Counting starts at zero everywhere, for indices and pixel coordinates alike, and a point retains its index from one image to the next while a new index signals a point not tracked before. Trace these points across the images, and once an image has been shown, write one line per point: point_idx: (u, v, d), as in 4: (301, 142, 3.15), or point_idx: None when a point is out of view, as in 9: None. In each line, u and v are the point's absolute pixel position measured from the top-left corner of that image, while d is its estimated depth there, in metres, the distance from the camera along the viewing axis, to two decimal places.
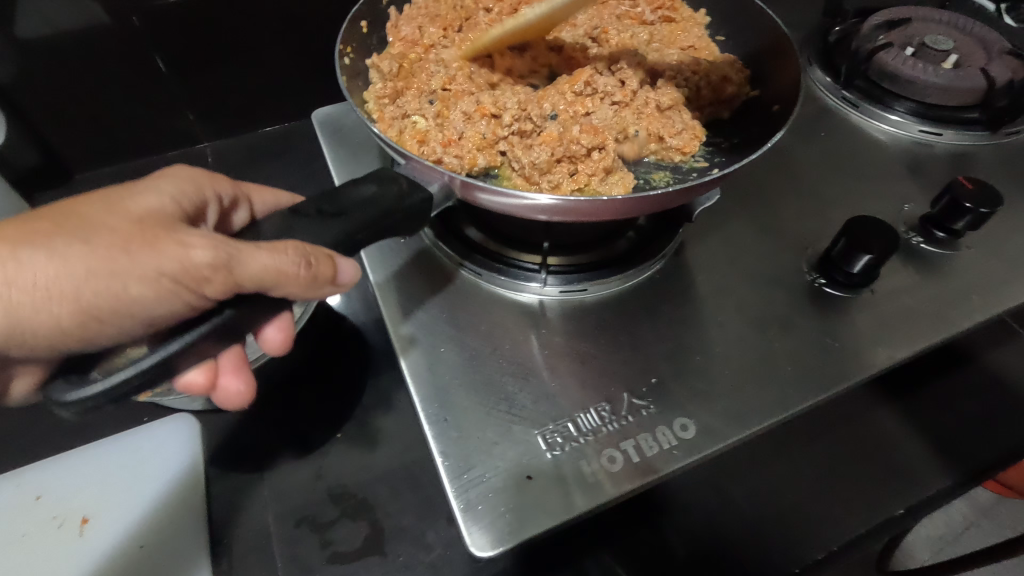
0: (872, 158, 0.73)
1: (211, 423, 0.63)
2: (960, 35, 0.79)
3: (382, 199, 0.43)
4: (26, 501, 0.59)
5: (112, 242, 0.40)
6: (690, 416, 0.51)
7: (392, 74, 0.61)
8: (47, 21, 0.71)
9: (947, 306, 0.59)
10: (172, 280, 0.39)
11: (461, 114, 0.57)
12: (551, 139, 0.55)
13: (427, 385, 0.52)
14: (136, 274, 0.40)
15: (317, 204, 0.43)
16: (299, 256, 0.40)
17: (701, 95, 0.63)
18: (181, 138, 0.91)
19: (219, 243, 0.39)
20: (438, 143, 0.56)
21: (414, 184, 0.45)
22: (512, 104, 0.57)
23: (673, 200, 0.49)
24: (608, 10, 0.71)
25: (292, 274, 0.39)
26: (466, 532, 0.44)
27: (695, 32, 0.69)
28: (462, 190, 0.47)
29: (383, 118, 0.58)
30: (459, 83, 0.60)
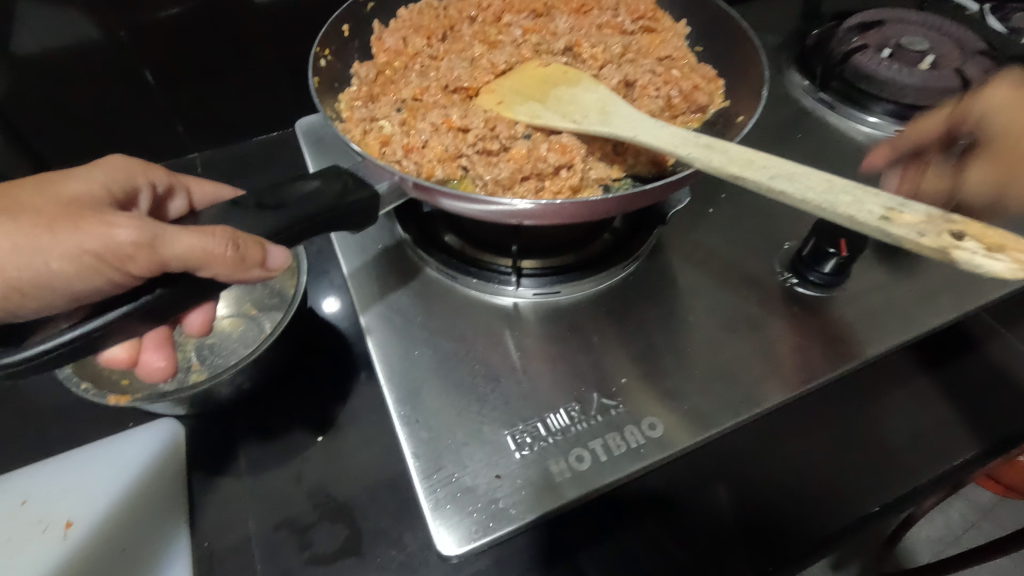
0: (848, 159, 0.74)
1: (194, 427, 0.64)
2: (936, 35, 0.80)
3: (322, 194, 0.45)
4: (12, 506, 0.60)
5: (39, 222, 0.44)
6: (660, 415, 0.52)
7: (369, 80, 0.64)
8: (38, 37, 0.73)
9: (919, 305, 0.59)
10: (96, 258, 0.42)
11: (429, 125, 0.58)
12: (519, 157, 0.56)
13: (400, 387, 0.53)
14: (65, 254, 0.42)
15: (257, 198, 0.45)
16: (226, 237, 0.41)
17: (676, 104, 0.62)
18: (171, 149, 0.92)
19: (146, 225, 0.42)
20: (399, 148, 0.57)
21: (358, 180, 0.47)
22: (480, 121, 0.57)
23: (639, 204, 0.50)
24: (587, 20, 0.69)
25: (221, 255, 0.41)
26: (434, 530, 0.45)
27: (674, 43, 0.68)
28: (418, 192, 0.49)
29: (351, 119, 0.60)
30: (431, 93, 0.62)
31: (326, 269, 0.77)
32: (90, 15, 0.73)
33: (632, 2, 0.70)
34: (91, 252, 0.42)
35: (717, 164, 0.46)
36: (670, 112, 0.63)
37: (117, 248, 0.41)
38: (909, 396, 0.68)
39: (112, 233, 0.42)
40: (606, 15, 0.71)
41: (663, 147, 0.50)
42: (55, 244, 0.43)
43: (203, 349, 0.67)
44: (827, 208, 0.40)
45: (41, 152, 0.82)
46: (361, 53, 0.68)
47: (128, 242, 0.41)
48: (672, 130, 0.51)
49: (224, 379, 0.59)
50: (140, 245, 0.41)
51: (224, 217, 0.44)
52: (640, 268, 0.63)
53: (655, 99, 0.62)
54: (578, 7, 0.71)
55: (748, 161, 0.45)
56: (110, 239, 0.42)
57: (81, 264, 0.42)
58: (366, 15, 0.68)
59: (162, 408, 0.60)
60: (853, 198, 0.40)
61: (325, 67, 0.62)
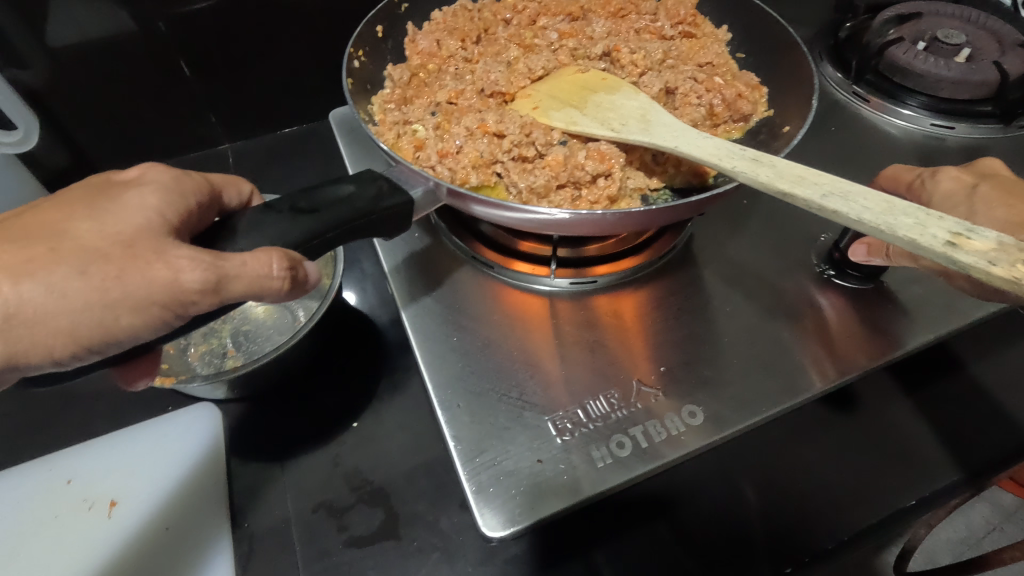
0: (882, 152, 0.73)
1: (231, 411, 0.65)
2: (972, 30, 0.79)
3: (356, 200, 0.44)
4: (58, 485, 0.62)
5: (106, 269, 0.39)
6: (700, 403, 0.52)
7: (403, 83, 0.64)
8: (79, 28, 0.74)
9: (959, 298, 0.59)
10: (162, 306, 0.39)
11: (464, 129, 0.58)
12: (556, 164, 0.55)
13: (440, 373, 0.54)
14: (134, 307, 0.39)
15: (291, 201, 0.42)
16: (284, 269, 0.39)
17: (718, 113, 0.62)
18: (203, 140, 0.94)
19: (208, 262, 0.39)
20: (434, 153, 0.57)
21: (394, 187, 0.46)
22: (515, 128, 0.57)
23: (677, 215, 0.50)
24: (626, 25, 0.70)
25: (277, 287, 0.40)
26: (478, 512, 0.45)
27: (715, 49, 0.68)
28: (452, 199, 0.49)
29: (384, 122, 0.61)
30: (467, 97, 0.62)
31: (358, 259, 0.78)
32: (131, 6, 0.75)
33: (672, 5, 0.70)
34: (160, 302, 0.39)
35: (763, 178, 0.45)
36: (713, 121, 0.62)
37: (183, 296, 0.39)
38: (943, 391, 0.68)
39: (180, 281, 0.39)
40: (645, 20, 0.71)
41: (706, 158, 0.50)
42: (124, 295, 0.39)
43: (238, 335, 0.68)
44: (886, 229, 0.39)
45: (80, 142, 0.84)
46: (394, 54, 0.68)
47: (195, 292, 0.39)
48: (717, 140, 0.51)
49: (263, 363, 0.59)
50: (207, 294, 0.39)
51: (257, 221, 0.42)
52: (675, 259, 0.63)
53: (699, 106, 0.62)
54: (616, 10, 0.71)
55: (799, 177, 0.44)
56: (179, 289, 0.39)
57: (148, 316, 0.40)
58: (400, 15, 0.69)
59: (204, 391, 0.62)
60: (915, 222, 0.39)
61: (358, 68, 0.63)
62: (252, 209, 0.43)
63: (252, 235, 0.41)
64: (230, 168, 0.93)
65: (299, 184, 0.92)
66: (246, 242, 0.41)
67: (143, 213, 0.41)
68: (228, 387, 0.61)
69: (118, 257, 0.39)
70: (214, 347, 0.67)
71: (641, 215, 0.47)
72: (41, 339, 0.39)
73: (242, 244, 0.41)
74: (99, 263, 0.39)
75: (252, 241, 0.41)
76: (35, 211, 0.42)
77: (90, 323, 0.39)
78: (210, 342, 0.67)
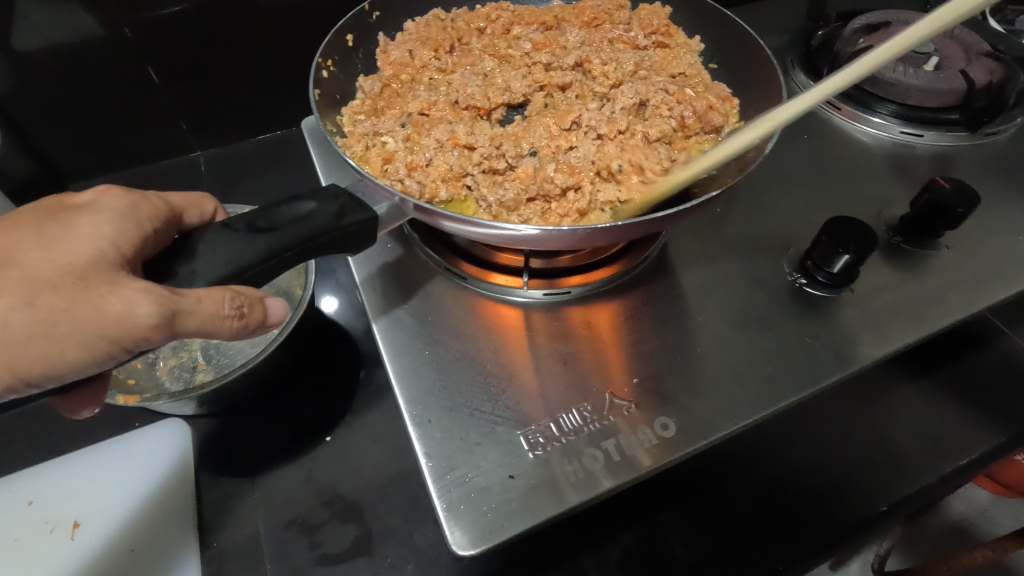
0: (854, 159, 0.74)
1: (200, 427, 0.64)
2: (939, 38, 0.80)
3: (318, 218, 0.42)
4: (18, 507, 0.60)
5: (54, 301, 0.38)
6: (672, 415, 0.52)
7: (373, 94, 0.64)
8: (40, 35, 0.72)
9: (927, 305, 0.60)
10: (105, 329, 0.38)
11: (434, 142, 0.59)
12: (524, 176, 0.56)
13: (412, 388, 0.53)
14: (82, 341, 0.38)
15: (248, 219, 0.41)
16: (234, 308, 0.40)
17: (689, 125, 0.61)
18: (174, 148, 0.92)
19: (163, 295, 0.38)
20: (403, 167, 0.57)
21: (357, 202, 0.45)
22: (485, 140, 0.58)
23: (649, 228, 0.50)
24: (600, 35, 0.70)
25: (228, 325, 0.40)
26: (448, 530, 0.45)
27: (687, 59, 0.68)
28: (419, 213, 0.48)
29: (352, 134, 0.60)
30: (440, 109, 0.62)
31: (333, 268, 0.77)
32: (93, 13, 0.73)
33: (646, 15, 0.71)
34: (111, 338, 0.38)
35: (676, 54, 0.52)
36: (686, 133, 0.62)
37: (136, 331, 0.37)
38: None
39: (132, 316, 0.37)
40: (618, 29, 0.71)
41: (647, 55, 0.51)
42: (67, 318, 0.37)
43: (208, 349, 0.66)
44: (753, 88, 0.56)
45: (45, 150, 0.82)
46: (365, 64, 0.67)
47: (148, 328, 0.37)
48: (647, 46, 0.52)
49: (231, 380, 0.58)
50: (160, 329, 0.37)
51: (214, 240, 0.41)
52: (649, 268, 0.63)
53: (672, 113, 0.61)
54: (590, 20, 0.71)
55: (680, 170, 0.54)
56: (131, 324, 0.37)
57: (95, 351, 0.38)
58: (372, 23, 0.68)
59: (172, 407, 0.60)
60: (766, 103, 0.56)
61: (327, 79, 0.62)
62: (212, 225, 0.42)
63: (210, 253, 0.40)
64: (202, 176, 0.92)
65: (273, 192, 0.90)
66: (203, 261, 0.40)
67: (98, 234, 0.40)
68: (195, 403, 0.59)
69: (68, 288, 0.38)
70: (183, 361, 0.66)
71: (612, 229, 0.47)
72: None
73: (199, 264, 0.40)
74: (47, 294, 0.38)
75: (209, 261, 0.40)
76: None
77: (33, 357, 0.38)
78: (179, 355, 0.66)
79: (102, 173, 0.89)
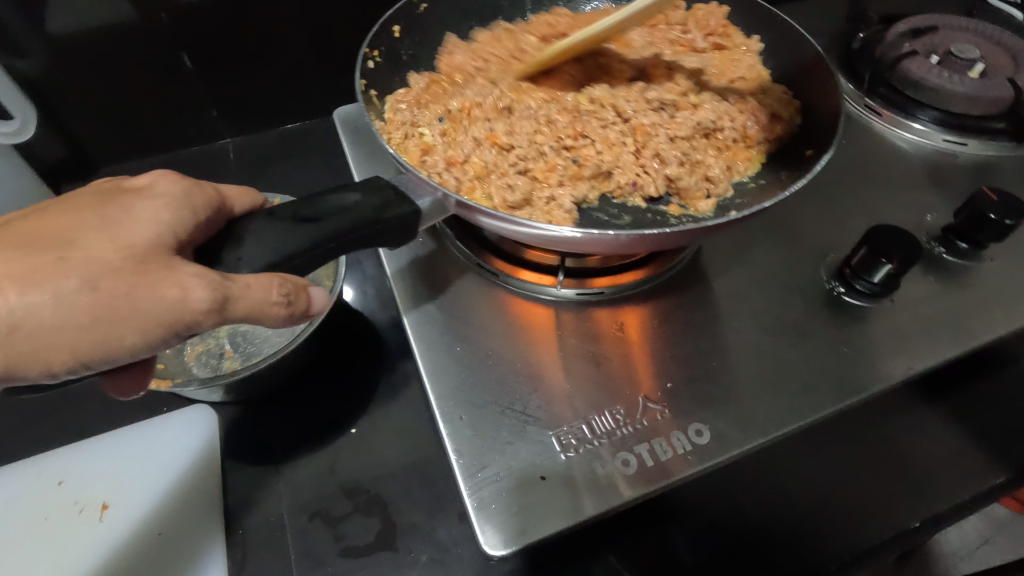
0: (894, 166, 0.72)
1: (227, 414, 0.64)
2: (987, 45, 0.78)
3: (361, 210, 0.42)
4: (48, 486, 0.60)
5: (116, 285, 0.37)
6: (706, 422, 0.51)
7: (421, 88, 0.65)
8: (79, 17, 0.73)
9: (969, 319, 0.58)
10: (149, 314, 0.38)
11: (472, 139, 0.59)
12: (538, 172, 0.57)
13: (443, 384, 0.53)
14: (138, 326, 0.38)
15: (294, 208, 0.41)
16: (283, 295, 0.40)
17: (752, 134, 0.62)
18: (204, 134, 0.92)
19: (214, 281, 0.38)
20: (441, 160, 0.58)
21: (400, 196, 0.45)
22: (522, 139, 0.59)
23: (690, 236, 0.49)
24: (660, 34, 0.73)
25: (275, 313, 0.40)
26: (479, 530, 0.44)
27: (746, 61, 0.69)
28: (459, 209, 0.48)
29: (392, 121, 0.61)
30: (481, 109, 0.62)
31: (360, 259, 0.77)
32: None
33: (702, 16, 0.72)
34: (165, 323, 0.38)
35: None
36: (745, 140, 0.63)
37: (189, 316, 0.37)
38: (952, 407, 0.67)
39: (179, 301, 0.37)
40: (676, 31, 0.74)
41: None
42: (111, 303, 0.37)
43: (236, 336, 0.67)
44: None
45: (79, 132, 0.83)
46: (411, 55, 0.68)
47: (199, 313, 0.37)
48: None
49: (263, 367, 0.57)
50: (211, 314, 0.37)
51: (259, 229, 0.41)
52: (683, 271, 0.62)
53: (713, 114, 0.62)
54: (647, 20, 0.74)
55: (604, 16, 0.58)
56: (185, 309, 0.37)
57: (148, 336, 0.38)
58: (417, 15, 0.68)
59: (201, 394, 0.61)
60: None
61: (372, 68, 0.63)
62: (257, 214, 0.42)
63: (256, 243, 0.40)
64: (231, 164, 0.92)
65: (301, 182, 0.90)
66: (250, 248, 0.40)
67: (142, 218, 0.40)
68: (225, 389, 0.59)
69: (128, 272, 0.37)
70: (211, 347, 0.66)
71: (653, 237, 0.46)
72: (41, 345, 0.37)
73: (245, 251, 0.40)
74: (110, 277, 0.37)
75: (253, 251, 0.40)
76: (37, 216, 0.41)
77: (94, 342, 0.38)
78: (207, 342, 0.66)
79: (133, 157, 0.89)
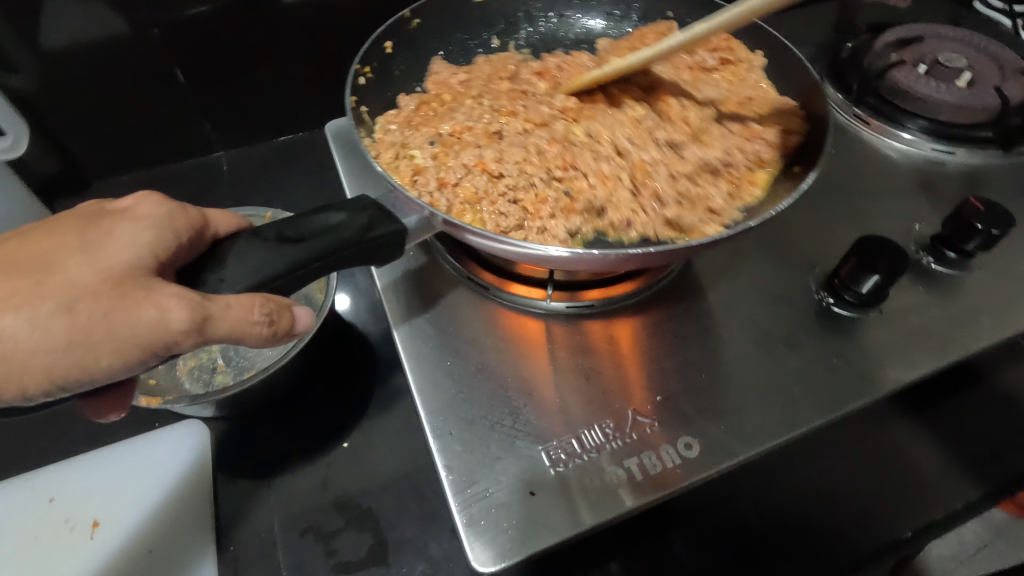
0: (882, 175, 0.73)
1: (218, 430, 0.64)
2: (973, 53, 0.79)
3: (347, 229, 0.43)
4: (39, 504, 0.60)
5: (93, 307, 0.37)
6: (696, 435, 0.51)
7: (411, 109, 0.65)
8: (70, 34, 0.73)
9: (957, 328, 0.58)
10: (132, 336, 0.38)
11: (463, 164, 0.60)
12: (528, 204, 0.57)
13: (433, 399, 0.53)
14: (117, 348, 0.38)
15: (278, 229, 0.41)
16: (265, 314, 0.40)
17: (765, 159, 0.62)
18: (197, 147, 0.92)
19: (193, 301, 0.38)
20: (433, 181, 0.58)
21: (387, 214, 0.45)
22: (512, 167, 0.59)
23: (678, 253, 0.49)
24: (677, 61, 0.72)
25: (257, 332, 0.40)
26: (468, 546, 0.44)
27: (751, 78, 0.70)
28: (448, 227, 0.48)
29: (382, 141, 0.61)
30: (473, 134, 0.62)
31: (352, 272, 0.77)
32: (121, 13, 0.74)
33: (706, 35, 0.73)
34: (143, 345, 0.38)
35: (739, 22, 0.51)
36: (759, 163, 0.62)
37: (171, 337, 0.37)
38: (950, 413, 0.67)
39: (163, 321, 0.37)
40: (687, 54, 0.73)
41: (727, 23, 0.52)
42: (97, 326, 0.37)
43: (227, 350, 0.67)
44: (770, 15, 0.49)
45: (70, 146, 0.83)
46: (401, 70, 0.69)
47: (179, 332, 0.37)
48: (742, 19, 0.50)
49: (251, 384, 0.58)
50: (190, 334, 0.37)
51: (244, 249, 0.41)
52: (672, 282, 0.62)
53: (723, 152, 0.62)
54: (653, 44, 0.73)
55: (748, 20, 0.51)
56: (165, 330, 0.37)
57: (126, 358, 0.38)
58: (409, 30, 0.69)
59: (190, 410, 0.60)
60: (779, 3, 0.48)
61: (363, 85, 0.64)
62: (243, 234, 0.42)
63: (239, 264, 0.41)
64: (223, 177, 0.92)
65: (294, 194, 0.90)
66: (235, 268, 0.41)
67: (128, 240, 0.40)
68: (214, 405, 0.59)
69: (107, 295, 0.38)
70: (202, 362, 0.66)
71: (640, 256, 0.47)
72: (24, 368, 0.37)
73: (230, 271, 0.41)
74: (86, 301, 0.37)
75: (239, 271, 0.40)
76: (24, 238, 0.41)
77: (69, 364, 0.38)
78: (198, 357, 0.66)
79: (125, 170, 0.90)
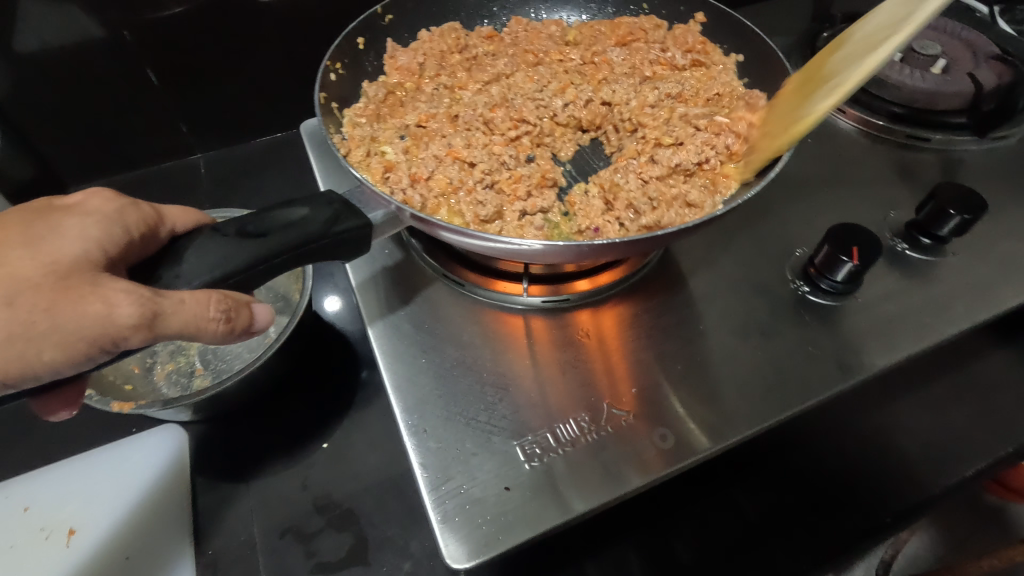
0: (861, 163, 0.73)
1: (195, 432, 0.64)
2: (948, 40, 0.79)
3: (310, 224, 0.42)
4: (14, 513, 0.60)
5: (52, 306, 0.37)
6: (672, 426, 0.51)
7: (378, 99, 0.65)
8: (38, 37, 0.72)
9: (934, 314, 0.59)
10: (89, 336, 0.37)
11: (433, 156, 0.60)
12: (506, 184, 0.59)
13: (408, 397, 0.52)
14: (70, 345, 0.38)
15: (238, 224, 0.41)
16: (221, 310, 0.39)
17: (737, 151, 0.60)
18: (173, 149, 0.91)
19: (144, 296, 0.37)
20: (405, 177, 0.58)
21: (350, 209, 0.44)
22: (484, 156, 0.60)
23: (649, 245, 0.49)
24: (641, 55, 0.72)
25: (213, 328, 0.39)
26: (442, 543, 0.44)
27: (722, 79, 0.68)
28: (417, 222, 0.47)
29: (353, 136, 0.60)
30: (437, 121, 0.64)
31: (332, 271, 0.77)
32: (91, 15, 0.73)
33: (681, 34, 0.71)
34: (92, 339, 0.37)
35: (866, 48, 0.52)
36: (730, 158, 0.60)
37: (117, 332, 0.37)
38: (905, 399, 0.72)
39: (119, 320, 0.37)
40: (656, 50, 0.72)
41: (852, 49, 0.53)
42: (53, 328, 0.37)
43: (206, 353, 0.66)
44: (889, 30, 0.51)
45: (44, 152, 0.82)
46: (375, 66, 0.68)
47: (129, 327, 0.37)
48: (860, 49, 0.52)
49: (229, 386, 0.57)
50: (140, 329, 0.37)
51: (203, 244, 0.40)
52: (650, 273, 0.62)
53: (695, 151, 0.60)
54: (625, 35, 0.73)
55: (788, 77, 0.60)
56: (126, 329, 0.37)
57: (74, 351, 0.38)
58: (382, 26, 0.69)
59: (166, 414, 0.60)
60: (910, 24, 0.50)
61: (335, 81, 0.62)
62: (202, 230, 0.41)
63: (197, 259, 0.40)
64: (201, 179, 0.91)
65: (274, 195, 0.90)
66: (190, 266, 0.40)
67: (86, 242, 0.40)
68: (191, 409, 0.59)
69: (64, 297, 0.37)
70: (180, 366, 0.65)
71: (611, 247, 0.47)
72: None
73: (185, 269, 0.40)
74: (42, 299, 0.37)
75: (198, 269, 0.40)
76: None
77: (16, 359, 0.37)
78: (176, 361, 0.65)
79: (101, 174, 0.89)
